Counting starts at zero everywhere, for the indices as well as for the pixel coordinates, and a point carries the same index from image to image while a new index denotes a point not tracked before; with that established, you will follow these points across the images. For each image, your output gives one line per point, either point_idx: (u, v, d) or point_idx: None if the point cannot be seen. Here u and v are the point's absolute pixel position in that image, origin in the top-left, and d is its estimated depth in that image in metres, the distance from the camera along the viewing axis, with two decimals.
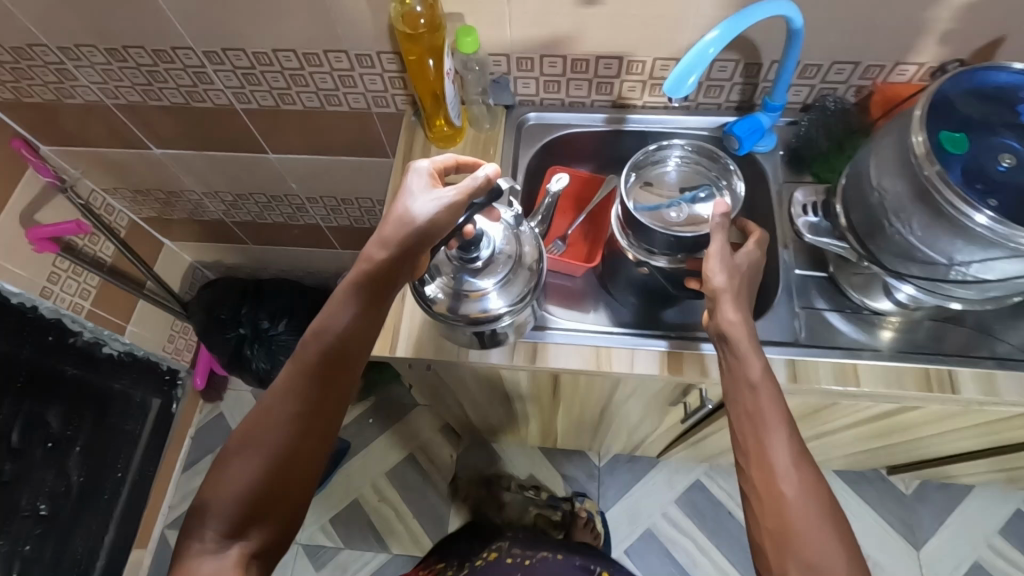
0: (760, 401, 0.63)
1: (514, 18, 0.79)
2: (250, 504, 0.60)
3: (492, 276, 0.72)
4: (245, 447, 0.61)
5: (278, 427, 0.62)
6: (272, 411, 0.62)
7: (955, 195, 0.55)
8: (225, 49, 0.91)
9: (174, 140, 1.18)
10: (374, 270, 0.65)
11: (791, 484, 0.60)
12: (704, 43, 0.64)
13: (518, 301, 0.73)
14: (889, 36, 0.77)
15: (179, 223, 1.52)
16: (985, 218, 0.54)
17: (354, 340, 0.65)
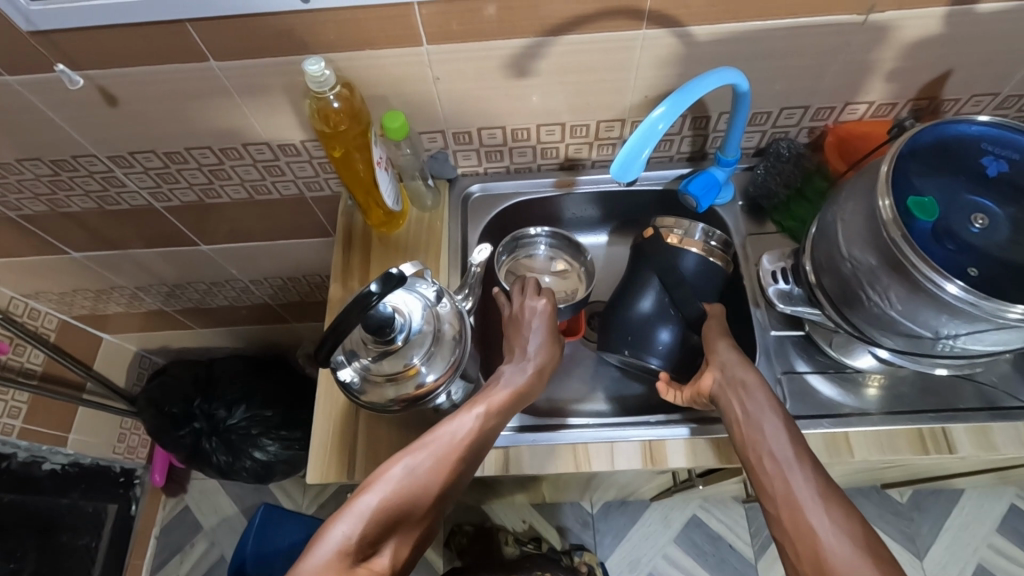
0: (775, 435, 0.59)
1: (443, 96, 0.74)
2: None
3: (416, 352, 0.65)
4: (370, 514, 0.53)
5: (413, 503, 0.54)
6: (406, 479, 0.55)
7: (926, 265, 0.51)
8: (132, 153, 0.83)
9: (95, 241, 1.08)
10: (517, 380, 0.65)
11: (814, 507, 0.54)
12: (652, 119, 0.59)
13: (451, 369, 0.66)
14: (836, 80, 0.74)
15: (116, 316, 1.41)
16: (958, 289, 0.50)
17: (494, 431, 0.62)
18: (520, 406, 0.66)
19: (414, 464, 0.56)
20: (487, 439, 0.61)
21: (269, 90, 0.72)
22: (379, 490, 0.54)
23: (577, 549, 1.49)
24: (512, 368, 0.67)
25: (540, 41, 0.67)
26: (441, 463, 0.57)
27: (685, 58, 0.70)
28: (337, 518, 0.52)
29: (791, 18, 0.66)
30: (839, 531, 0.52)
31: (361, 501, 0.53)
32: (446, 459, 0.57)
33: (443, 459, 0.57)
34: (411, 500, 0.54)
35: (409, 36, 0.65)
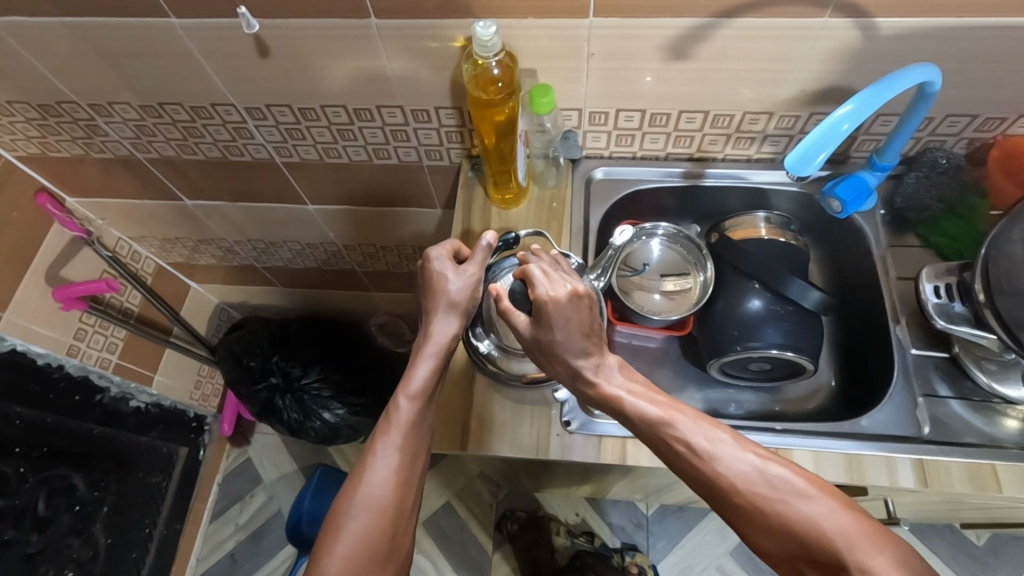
0: (701, 437, 0.53)
1: (590, 74, 0.72)
2: (377, 552, 0.55)
3: (470, 289, 0.64)
4: (349, 540, 0.54)
5: (411, 473, 0.58)
6: (399, 453, 0.57)
7: None
8: (268, 106, 0.84)
9: (205, 190, 1.10)
10: (448, 346, 0.62)
11: (782, 489, 0.50)
12: (837, 118, 0.56)
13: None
14: (1018, 88, 0.68)
15: (206, 266, 1.46)
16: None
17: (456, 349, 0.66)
18: (447, 363, 0.62)
19: (366, 495, 0.55)
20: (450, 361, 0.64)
21: (418, 53, 0.71)
22: (367, 489, 0.56)
23: (629, 549, 1.48)
24: (444, 321, 0.63)
25: (709, 22, 0.64)
26: (413, 423, 0.58)
27: (861, 52, 0.66)
28: (342, 522, 0.55)
29: (991, 17, 0.61)
30: (765, 480, 0.51)
31: (361, 494, 0.55)
32: (421, 418, 0.59)
33: (418, 421, 0.59)
34: (408, 471, 0.58)
35: (577, 8, 0.63)
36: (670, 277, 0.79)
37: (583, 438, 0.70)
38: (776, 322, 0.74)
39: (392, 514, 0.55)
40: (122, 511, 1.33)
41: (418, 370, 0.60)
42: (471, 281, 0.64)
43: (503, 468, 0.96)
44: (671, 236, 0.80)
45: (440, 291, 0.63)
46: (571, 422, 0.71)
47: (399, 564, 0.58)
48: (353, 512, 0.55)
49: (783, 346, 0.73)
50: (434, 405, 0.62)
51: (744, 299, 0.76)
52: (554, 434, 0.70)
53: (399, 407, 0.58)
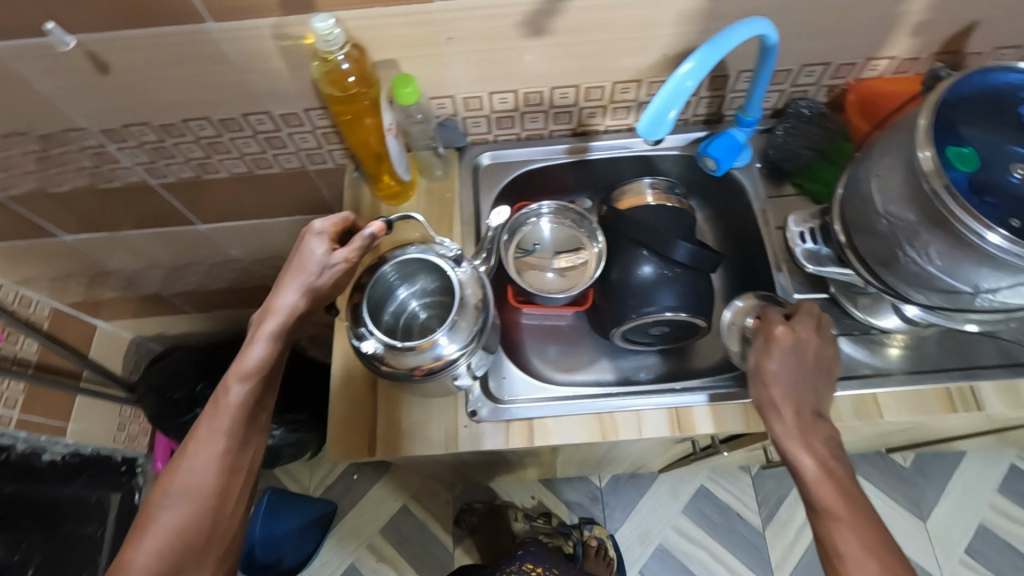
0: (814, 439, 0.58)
1: (455, 59, 0.71)
2: (198, 538, 0.57)
3: (328, 271, 0.64)
4: (162, 529, 0.56)
5: (237, 458, 0.60)
6: (224, 440, 0.60)
7: (964, 210, 0.50)
8: (126, 125, 0.79)
9: (83, 222, 1.03)
10: (290, 322, 0.63)
11: (857, 520, 0.53)
12: (680, 77, 0.57)
13: (471, 340, 0.66)
14: (861, 33, 0.71)
15: (112, 301, 1.36)
16: (999, 238, 0.49)
17: (302, 326, 0.67)
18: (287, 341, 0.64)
19: (183, 484, 0.57)
20: (291, 336, 0.65)
21: (271, 56, 0.69)
22: (189, 475, 0.58)
23: (587, 524, 1.50)
24: (293, 295, 0.63)
25: None
26: (244, 406, 0.61)
27: (710, 12, 0.67)
28: (157, 514, 0.56)
29: None
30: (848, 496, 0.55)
31: (179, 481, 0.57)
32: (249, 401, 0.61)
33: (249, 403, 0.61)
34: (236, 454, 0.60)
35: None
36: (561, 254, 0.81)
37: (492, 426, 0.70)
38: (669, 286, 0.75)
39: (214, 500, 0.58)
40: (51, 572, 1.25)
41: (253, 352, 0.61)
42: (335, 267, 0.64)
43: (436, 467, 0.95)
44: (559, 214, 0.81)
45: (296, 266, 0.63)
46: (478, 411, 0.70)
47: (226, 549, 0.60)
48: (169, 501, 0.57)
49: (677, 308, 0.75)
50: (272, 386, 0.64)
51: (634, 266, 0.76)
52: (461, 426, 0.70)
53: (229, 390, 0.60)
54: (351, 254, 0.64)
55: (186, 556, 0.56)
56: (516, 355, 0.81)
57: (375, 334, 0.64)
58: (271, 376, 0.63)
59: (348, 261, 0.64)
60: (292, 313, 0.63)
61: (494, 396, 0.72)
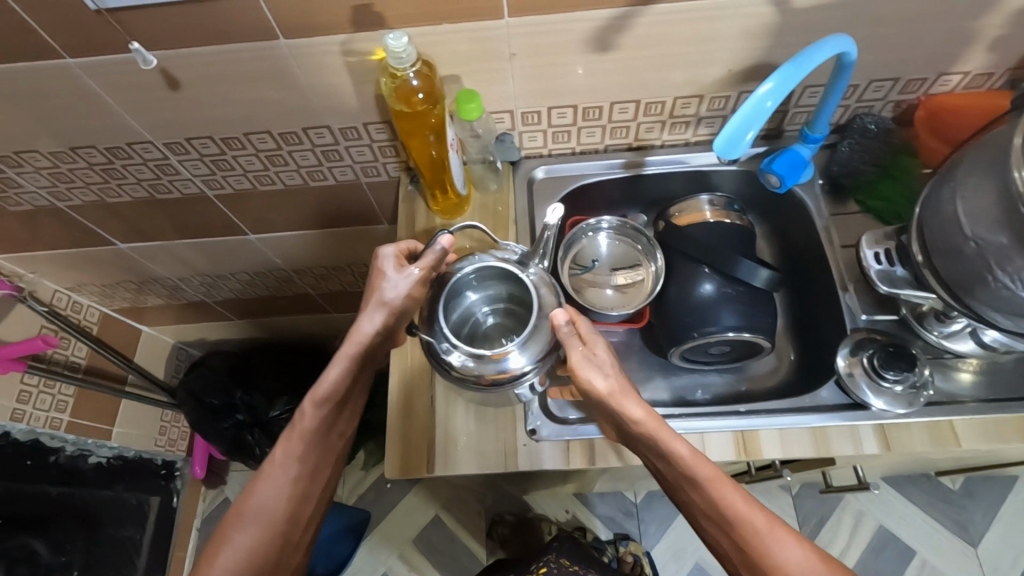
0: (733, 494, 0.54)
1: (517, 73, 0.71)
2: (266, 561, 0.58)
3: (406, 289, 0.63)
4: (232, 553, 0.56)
5: (309, 485, 0.60)
6: (297, 465, 0.60)
7: None
8: (189, 139, 0.80)
9: (138, 232, 1.05)
10: (368, 349, 0.62)
11: None
12: (760, 96, 0.56)
13: (542, 356, 0.64)
14: (935, 48, 0.70)
15: (158, 306, 1.39)
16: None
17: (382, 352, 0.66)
18: (367, 366, 0.64)
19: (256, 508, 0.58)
20: (368, 362, 0.64)
21: (336, 72, 0.69)
22: (262, 498, 0.58)
23: (623, 539, 1.44)
24: (372, 315, 0.62)
25: (628, 11, 0.63)
26: (321, 429, 0.60)
27: (780, 28, 0.66)
28: (229, 533, 0.57)
29: None
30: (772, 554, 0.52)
31: (253, 504, 0.58)
32: (325, 426, 0.61)
33: (322, 429, 0.61)
34: (307, 479, 0.60)
35: (491, 10, 0.62)
36: (618, 272, 0.80)
37: (552, 445, 0.69)
38: (730, 304, 0.74)
39: (283, 526, 0.58)
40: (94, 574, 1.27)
41: (330, 377, 0.61)
42: (412, 281, 0.63)
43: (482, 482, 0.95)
44: (616, 230, 0.81)
45: (375, 287, 0.63)
46: (538, 430, 0.69)
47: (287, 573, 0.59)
48: (242, 523, 0.57)
49: (739, 328, 0.73)
50: (346, 412, 0.63)
51: (693, 283, 0.75)
52: (520, 444, 0.69)
53: (305, 414, 0.60)
54: (425, 269, 0.64)
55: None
56: None
57: (448, 340, 0.63)
58: (345, 400, 0.62)
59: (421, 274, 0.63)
60: (373, 338, 0.62)
61: (552, 414, 0.71)
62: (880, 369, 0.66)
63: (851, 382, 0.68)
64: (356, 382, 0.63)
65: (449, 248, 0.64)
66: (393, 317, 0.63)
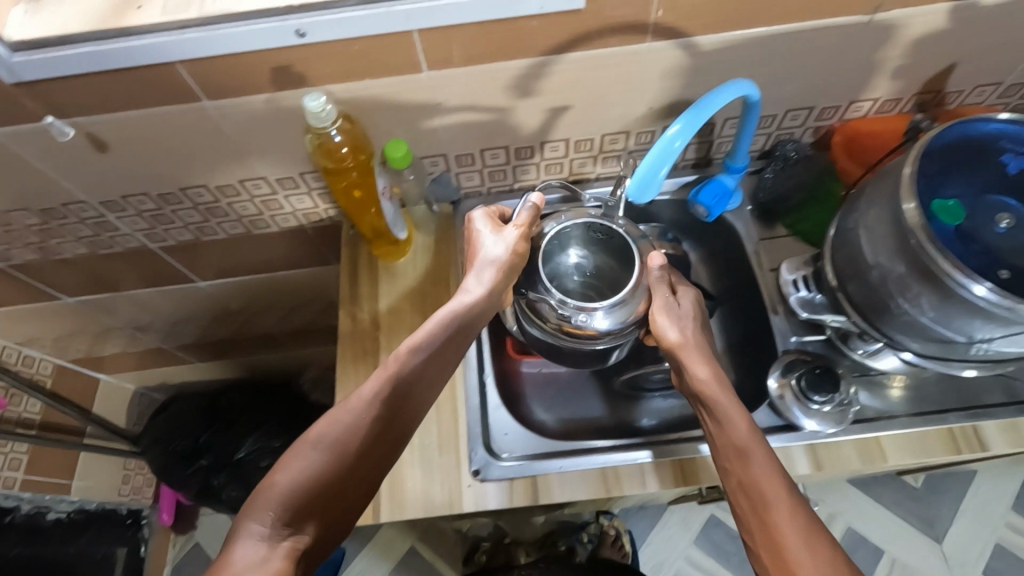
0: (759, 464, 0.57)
1: (446, 120, 0.72)
2: (322, 507, 0.53)
3: (510, 249, 0.68)
4: (298, 478, 0.52)
5: (388, 435, 0.58)
6: (383, 408, 0.58)
7: (951, 264, 0.51)
8: (125, 197, 0.80)
9: (84, 286, 1.04)
10: (466, 312, 0.64)
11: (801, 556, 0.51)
12: (669, 137, 0.58)
13: (628, 322, 0.70)
14: (843, 79, 0.73)
15: (115, 355, 1.36)
16: (985, 290, 0.49)
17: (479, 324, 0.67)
18: (469, 328, 0.65)
19: (340, 432, 0.55)
20: (465, 333, 0.65)
21: (264, 128, 0.70)
22: (335, 425, 0.56)
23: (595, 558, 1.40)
24: (476, 275, 0.67)
25: (544, 60, 0.65)
26: (416, 379, 0.60)
27: (691, 68, 0.69)
28: (303, 459, 0.54)
29: (797, 22, 0.64)
30: (796, 521, 0.53)
31: (325, 428, 0.55)
32: (418, 380, 0.60)
33: (413, 379, 0.60)
34: (385, 426, 0.57)
35: (409, 65, 0.63)
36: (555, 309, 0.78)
37: (496, 484, 0.70)
38: None
39: (352, 465, 0.54)
40: None
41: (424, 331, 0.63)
42: (511, 243, 0.68)
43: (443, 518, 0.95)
44: None
45: (478, 248, 0.68)
46: (482, 470, 0.70)
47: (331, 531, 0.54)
48: (311, 445, 0.54)
49: None
50: (438, 378, 0.62)
51: None
52: (465, 486, 0.70)
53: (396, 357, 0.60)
54: (524, 225, 0.68)
55: (310, 515, 0.52)
56: (517, 407, 0.81)
57: (548, 294, 0.69)
58: (434, 363, 0.62)
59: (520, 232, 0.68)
60: (478, 299, 0.65)
61: (495, 451, 0.72)
62: (808, 392, 0.68)
63: (782, 405, 0.70)
64: (456, 341, 0.64)
65: (539, 205, 0.68)
66: (500, 275, 0.66)
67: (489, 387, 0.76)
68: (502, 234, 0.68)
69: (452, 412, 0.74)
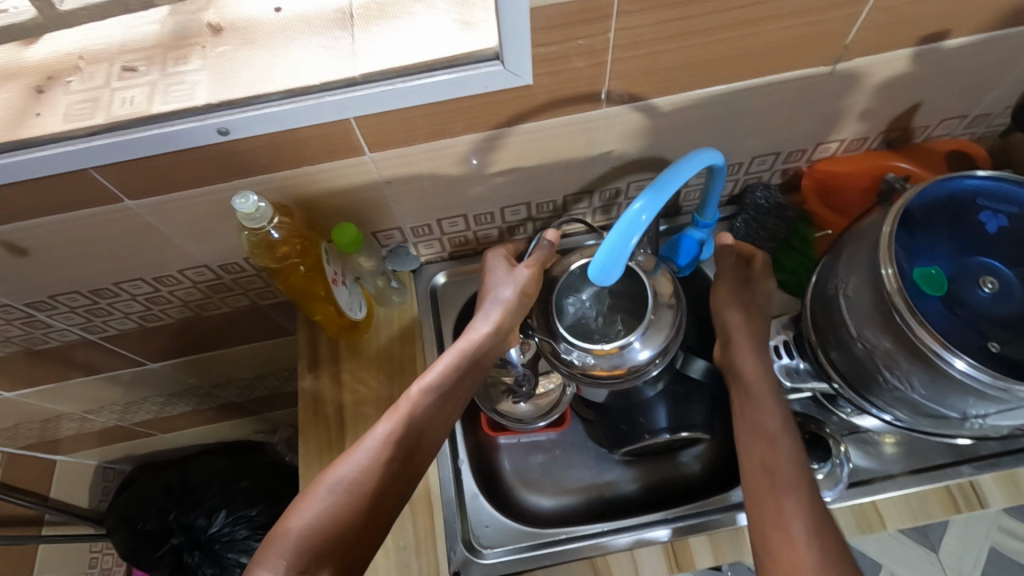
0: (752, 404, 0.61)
1: (395, 196, 0.67)
2: (338, 546, 0.49)
3: (520, 286, 0.64)
4: (307, 518, 0.50)
5: (403, 467, 0.54)
6: (396, 443, 0.54)
7: (930, 338, 0.48)
8: (53, 296, 0.74)
9: (22, 381, 0.96)
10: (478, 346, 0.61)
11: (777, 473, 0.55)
12: (634, 211, 0.51)
13: (667, 344, 0.63)
14: (809, 126, 0.70)
15: (70, 438, 1.28)
16: (967, 365, 0.46)
17: (494, 359, 0.64)
18: (481, 363, 0.62)
19: (353, 463, 0.53)
20: (478, 366, 0.62)
21: (198, 220, 0.64)
22: (352, 466, 0.53)
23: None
24: (485, 313, 0.63)
25: (494, 133, 0.61)
26: (430, 412, 0.57)
27: (651, 128, 0.65)
28: (314, 497, 0.51)
29: (757, 78, 0.61)
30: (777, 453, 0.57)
31: (340, 470, 0.52)
32: (431, 412, 0.57)
33: (428, 417, 0.56)
34: (401, 464, 0.54)
35: (346, 149, 0.58)
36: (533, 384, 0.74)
37: None
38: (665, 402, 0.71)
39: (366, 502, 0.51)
40: None
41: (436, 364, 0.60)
42: (520, 282, 0.64)
43: None
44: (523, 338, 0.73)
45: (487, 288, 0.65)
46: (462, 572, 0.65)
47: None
48: (327, 486, 0.51)
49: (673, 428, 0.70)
50: (453, 409, 0.59)
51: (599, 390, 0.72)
52: None
53: (409, 395, 0.57)
54: (534, 263, 0.65)
55: (326, 557, 0.49)
56: (501, 490, 0.76)
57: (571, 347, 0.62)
58: (451, 398, 0.59)
59: (531, 270, 0.65)
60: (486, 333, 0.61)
61: (475, 547, 0.67)
62: None
63: None
64: (468, 377, 0.60)
65: (556, 242, 0.65)
66: (506, 311, 0.63)
67: (465, 475, 0.72)
68: (512, 273, 0.65)
69: (427, 504, 0.69)
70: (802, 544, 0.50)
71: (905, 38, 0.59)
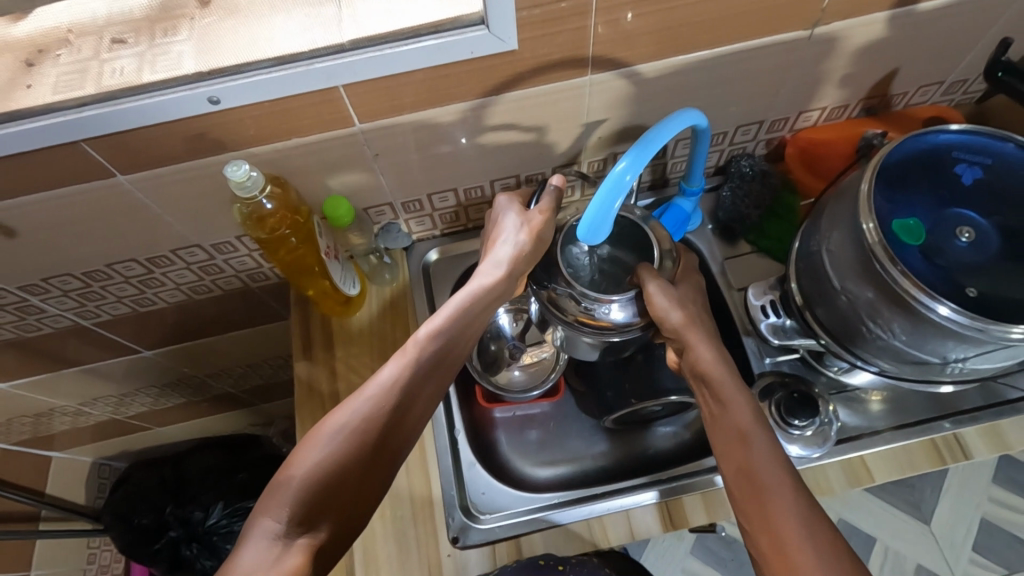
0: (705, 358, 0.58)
1: (385, 169, 0.68)
2: (340, 495, 0.50)
3: (532, 230, 0.61)
4: (310, 465, 0.50)
5: (404, 417, 0.54)
6: (399, 391, 0.54)
7: (911, 284, 0.49)
8: (45, 279, 0.74)
9: (16, 372, 0.96)
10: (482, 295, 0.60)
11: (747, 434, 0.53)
12: (617, 172, 0.52)
13: None
14: (791, 92, 0.71)
15: (64, 433, 1.27)
16: (949, 310, 0.48)
17: (496, 311, 0.64)
18: (483, 314, 0.61)
19: (355, 410, 0.52)
20: (480, 318, 0.61)
21: (190, 196, 0.65)
22: (354, 416, 0.52)
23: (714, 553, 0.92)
24: (488, 258, 0.62)
25: (482, 102, 0.62)
26: (433, 362, 0.57)
27: (636, 95, 0.66)
28: (316, 444, 0.51)
29: (738, 43, 0.62)
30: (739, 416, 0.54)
31: (340, 419, 0.52)
32: (434, 362, 0.57)
33: (431, 367, 0.56)
34: (403, 414, 0.54)
35: (336, 120, 0.59)
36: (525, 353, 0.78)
37: (478, 550, 0.66)
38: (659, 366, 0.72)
39: (368, 452, 0.51)
40: None
41: (438, 314, 0.59)
42: (532, 225, 0.61)
43: None
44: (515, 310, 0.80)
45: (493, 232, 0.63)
46: (461, 537, 0.66)
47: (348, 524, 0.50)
48: (330, 434, 0.51)
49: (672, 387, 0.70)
50: (454, 363, 0.59)
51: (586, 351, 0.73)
52: (445, 555, 0.66)
53: (413, 342, 0.57)
54: (545, 206, 0.62)
55: (328, 504, 0.49)
56: (498, 461, 0.77)
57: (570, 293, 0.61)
58: (455, 346, 0.59)
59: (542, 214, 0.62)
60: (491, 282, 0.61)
61: (472, 513, 0.68)
62: (787, 417, 0.66)
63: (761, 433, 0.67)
64: (471, 328, 0.60)
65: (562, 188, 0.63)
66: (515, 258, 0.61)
67: (461, 444, 0.73)
68: (522, 214, 0.63)
69: (424, 472, 0.70)
70: (779, 513, 0.48)
71: (879, 0, 0.60)
